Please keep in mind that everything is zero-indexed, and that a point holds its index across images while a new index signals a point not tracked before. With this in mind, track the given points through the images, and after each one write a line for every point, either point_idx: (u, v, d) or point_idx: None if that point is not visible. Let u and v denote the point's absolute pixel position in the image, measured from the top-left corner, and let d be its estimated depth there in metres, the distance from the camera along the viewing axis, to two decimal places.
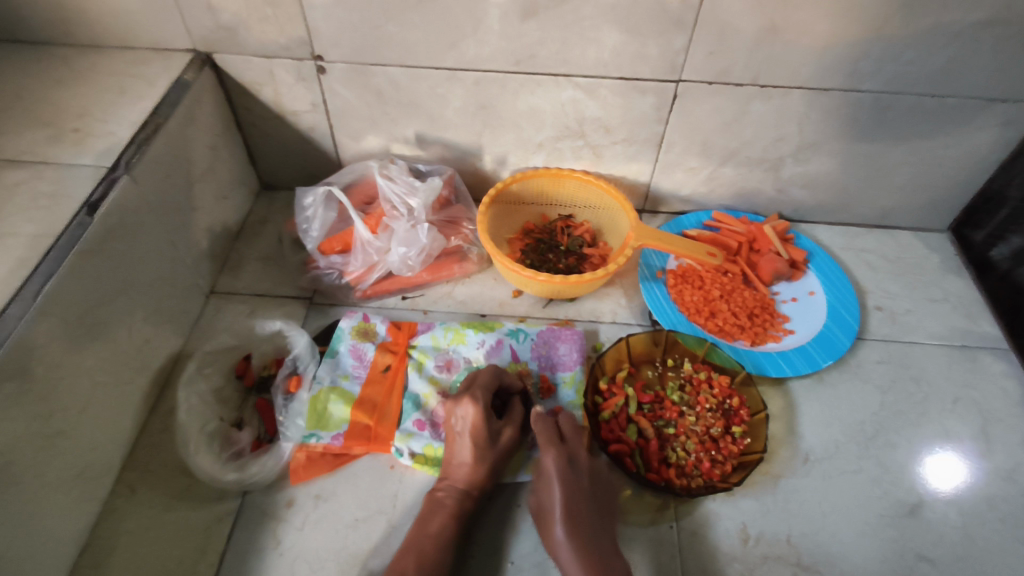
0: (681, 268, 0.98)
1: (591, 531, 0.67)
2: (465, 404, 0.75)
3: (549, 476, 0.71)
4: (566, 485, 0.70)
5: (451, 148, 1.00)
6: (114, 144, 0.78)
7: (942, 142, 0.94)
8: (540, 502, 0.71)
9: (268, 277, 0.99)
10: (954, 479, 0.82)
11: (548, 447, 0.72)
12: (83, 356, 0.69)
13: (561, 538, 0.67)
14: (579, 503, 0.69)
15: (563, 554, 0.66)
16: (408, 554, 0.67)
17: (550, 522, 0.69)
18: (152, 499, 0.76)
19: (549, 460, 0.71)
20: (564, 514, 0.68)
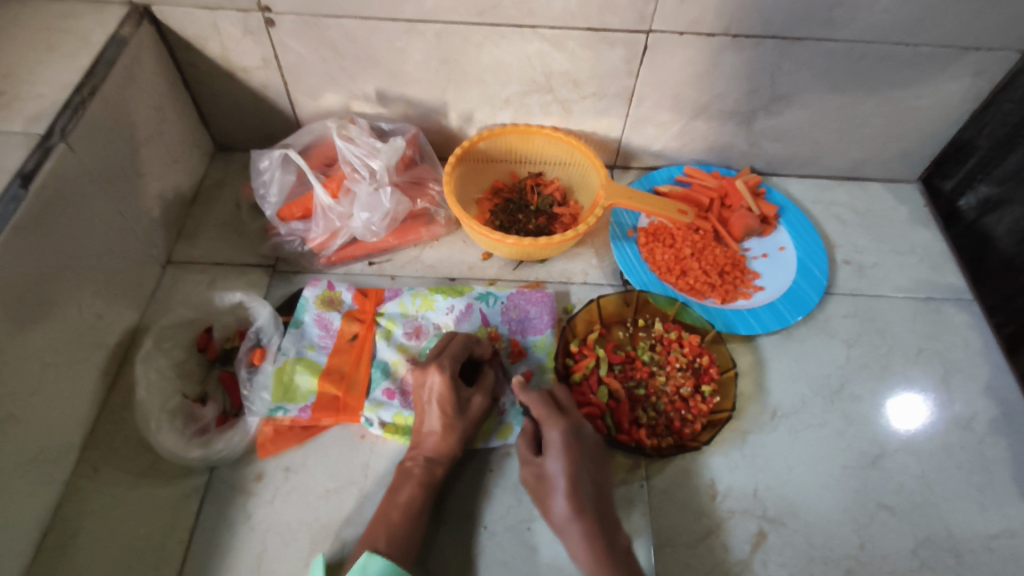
0: (653, 226, 0.96)
1: (594, 504, 0.68)
2: (432, 373, 0.74)
3: (553, 448, 0.70)
4: (571, 458, 0.69)
5: (414, 105, 0.96)
6: (45, 107, 0.72)
7: (915, 92, 0.93)
8: (542, 471, 0.71)
9: (226, 244, 0.95)
10: (911, 425, 0.84)
11: (553, 420, 0.71)
12: (27, 338, 0.66)
13: (562, 509, 0.68)
14: (583, 475, 0.69)
15: (565, 525, 0.67)
16: (379, 527, 0.67)
17: (551, 493, 0.69)
18: (116, 478, 0.75)
19: (553, 434, 0.70)
20: (568, 487, 0.68)
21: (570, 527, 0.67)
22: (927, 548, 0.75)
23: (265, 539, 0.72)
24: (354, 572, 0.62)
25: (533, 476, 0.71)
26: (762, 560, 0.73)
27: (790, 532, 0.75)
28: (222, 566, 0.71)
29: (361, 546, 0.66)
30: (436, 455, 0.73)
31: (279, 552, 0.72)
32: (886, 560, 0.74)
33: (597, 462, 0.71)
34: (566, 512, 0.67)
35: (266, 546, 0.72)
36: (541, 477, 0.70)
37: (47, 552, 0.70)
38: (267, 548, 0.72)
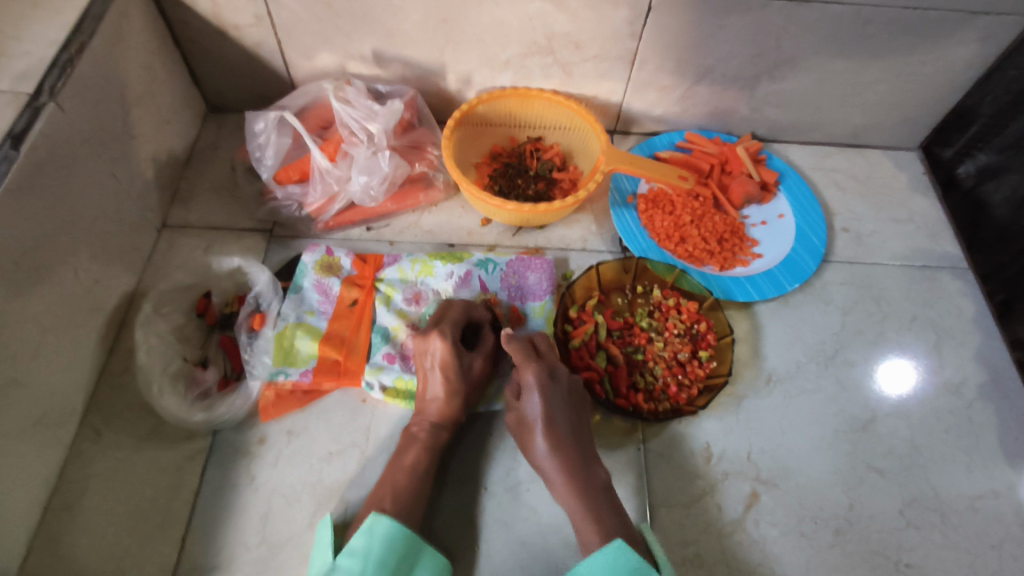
0: (652, 192, 0.96)
1: (572, 441, 0.69)
2: (433, 340, 0.74)
3: (529, 390, 0.71)
4: (546, 398, 0.70)
5: (412, 66, 0.94)
6: (32, 66, 0.70)
7: (920, 58, 0.91)
8: (521, 414, 0.72)
9: (222, 208, 0.94)
10: (902, 390, 0.86)
11: (528, 363, 0.72)
12: (25, 302, 0.66)
13: (542, 448, 0.69)
14: (560, 414, 0.70)
15: (543, 462, 0.69)
16: (383, 488, 0.68)
17: (530, 434, 0.70)
18: (119, 441, 0.76)
19: (528, 376, 0.71)
20: (543, 426, 0.69)
21: (550, 465, 0.68)
22: (914, 508, 0.78)
23: (269, 501, 0.74)
24: (361, 533, 0.64)
25: (515, 419, 0.72)
26: (754, 520, 0.76)
27: (782, 493, 0.77)
28: (228, 526, 0.72)
29: (368, 507, 0.67)
30: (438, 418, 0.74)
31: (283, 513, 0.73)
32: (873, 520, 0.77)
33: (574, 403, 0.71)
34: (545, 451, 0.68)
35: (271, 506, 0.73)
36: (522, 421, 0.72)
37: (54, 512, 0.71)
38: (271, 509, 0.73)
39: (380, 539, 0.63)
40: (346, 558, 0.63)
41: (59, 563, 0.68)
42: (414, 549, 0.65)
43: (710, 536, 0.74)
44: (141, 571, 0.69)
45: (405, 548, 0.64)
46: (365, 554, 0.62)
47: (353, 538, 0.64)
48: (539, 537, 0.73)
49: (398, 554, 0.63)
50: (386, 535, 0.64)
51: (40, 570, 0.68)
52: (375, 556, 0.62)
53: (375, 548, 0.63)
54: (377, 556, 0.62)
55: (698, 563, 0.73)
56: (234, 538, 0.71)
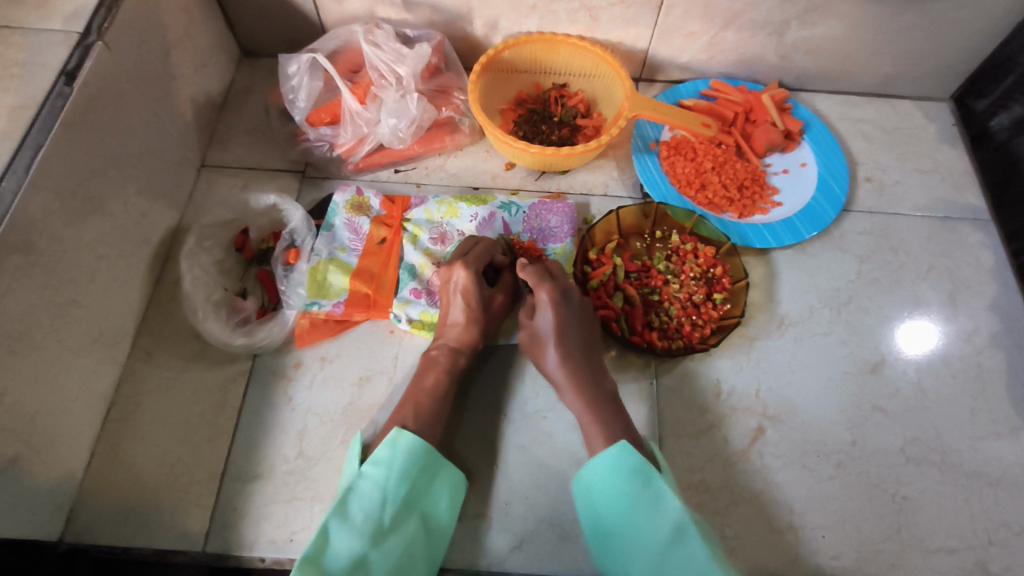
0: (675, 139, 0.97)
1: (582, 352, 0.74)
2: (458, 271, 0.78)
3: (541, 305, 0.76)
4: (558, 313, 0.75)
5: (440, 10, 0.95)
6: (81, 6, 0.73)
7: (955, 3, 0.90)
8: (534, 330, 0.76)
9: (257, 150, 0.98)
10: (925, 347, 0.87)
11: (541, 281, 0.76)
12: (82, 230, 0.71)
13: (554, 359, 0.74)
14: (571, 325, 0.75)
15: (555, 371, 0.74)
16: (405, 408, 0.73)
17: (543, 348, 0.75)
18: (169, 362, 0.82)
19: (541, 294, 0.76)
20: (556, 339, 0.74)
21: (562, 375, 0.73)
22: (915, 447, 0.81)
23: (305, 419, 0.80)
24: (385, 444, 0.69)
25: (528, 335, 0.77)
26: (759, 452, 0.79)
27: (787, 429, 0.81)
28: (268, 440, 0.78)
29: (391, 423, 0.72)
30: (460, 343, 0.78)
31: (318, 431, 0.79)
32: (875, 456, 0.80)
33: (583, 317, 0.76)
34: (556, 362, 0.74)
35: (306, 424, 0.79)
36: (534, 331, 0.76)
37: (112, 423, 0.78)
38: (307, 426, 0.79)
39: (404, 452, 0.68)
40: (371, 466, 0.68)
41: (119, 467, 0.76)
42: (434, 463, 0.70)
43: (715, 465, 0.78)
44: (192, 477, 0.76)
45: (425, 461, 0.69)
46: (389, 464, 0.68)
47: (378, 448, 0.69)
48: (554, 460, 0.78)
49: (418, 465, 0.68)
50: (409, 448, 0.69)
51: (103, 472, 0.76)
52: (397, 465, 0.68)
53: (398, 459, 0.68)
54: (400, 465, 0.68)
55: (702, 489, 0.77)
56: (273, 451, 0.78)
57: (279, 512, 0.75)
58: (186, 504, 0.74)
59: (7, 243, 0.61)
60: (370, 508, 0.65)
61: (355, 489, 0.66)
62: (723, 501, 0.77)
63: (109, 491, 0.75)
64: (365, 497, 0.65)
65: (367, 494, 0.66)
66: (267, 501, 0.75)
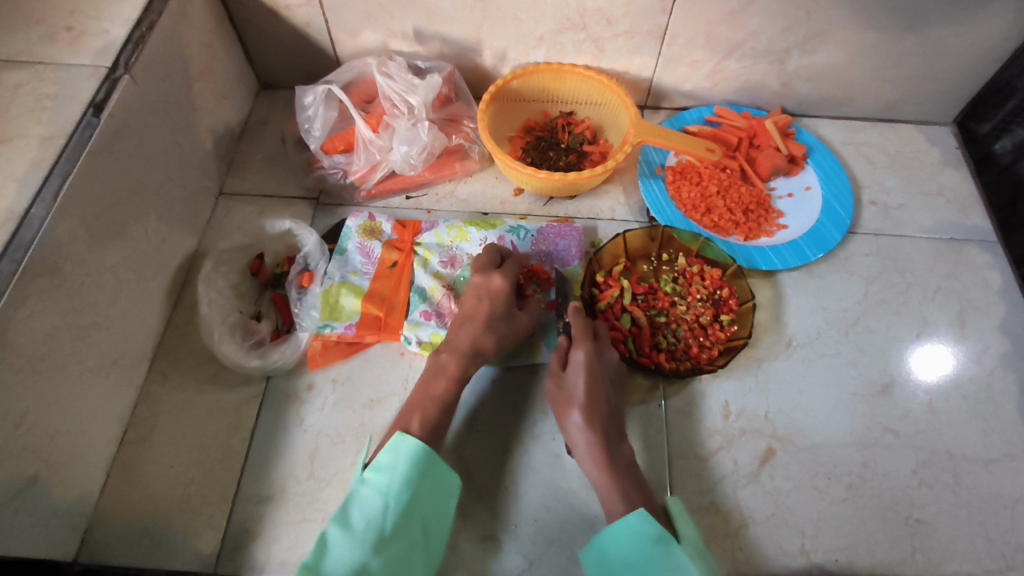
0: (680, 165, 0.99)
1: (606, 419, 0.74)
2: (495, 278, 0.81)
3: (576, 366, 0.76)
4: (591, 376, 0.75)
5: (450, 43, 0.99)
6: (109, 42, 0.77)
7: (952, 31, 0.92)
8: (562, 385, 0.77)
9: (274, 177, 1.01)
10: (938, 372, 0.87)
11: (582, 341, 0.76)
12: (105, 255, 0.73)
13: (577, 422, 0.73)
14: (600, 392, 0.75)
15: (574, 433, 0.74)
16: (414, 410, 0.74)
17: (568, 407, 0.75)
18: (185, 384, 0.84)
19: (579, 354, 0.76)
20: (585, 403, 0.74)
21: (583, 438, 0.73)
22: (928, 468, 0.80)
23: (317, 441, 0.81)
24: (388, 449, 0.70)
25: (555, 386, 0.77)
26: (769, 474, 0.79)
27: (797, 451, 0.81)
28: (281, 462, 0.79)
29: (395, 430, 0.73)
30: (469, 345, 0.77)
31: (329, 452, 0.80)
32: (885, 477, 0.80)
33: (614, 381, 0.76)
34: (580, 424, 0.73)
35: (318, 446, 0.80)
36: (562, 387, 0.76)
37: (128, 444, 0.80)
38: (318, 448, 0.80)
39: (405, 456, 0.69)
40: (373, 472, 0.68)
41: (134, 487, 0.77)
42: (437, 467, 0.70)
43: (724, 487, 0.78)
44: (205, 498, 0.77)
45: (427, 466, 0.69)
46: (391, 469, 0.68)
47: (381, 454, 0.70)
48: (564, 481, 0.78)
49: (421, 470, 0.69)
50: (410, 453, 0.69)
51: (119, 492, 0.77)
52: (398, 470, 0.68)
53: (400, 464, 0.69)
54: (402, 471, 0.68)
55: (712, 511, 0.77)
56: (285, 471, 0.79)
57: (289, 533, 0.75)
58: (198, 524, 0.75)
59: (34, 266, 0.63)
60: (370, 515, 0.65)
61: (357, 495, 0.67)
62: (734, 524, 0.76)
63: (123, 512, 0.76)
64: (366, 505, 0.66)
65: (368, 501, 0.66)
66: (278, 522, 0.76)
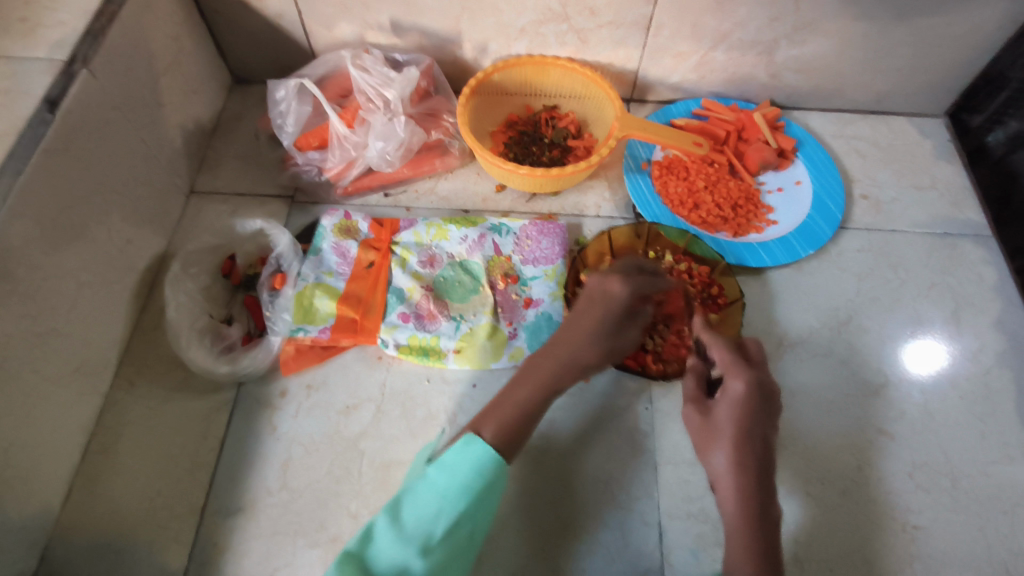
0: (667, 159, 0.96)
1: (759, 463, 0.63)
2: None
3: (728, 399, 0.67)
4: (745, 412, 0.65)
5: (429, 35, 0.95)
6: (68, 34, 0.73)
7: (945, 19, 0.89)
8: (710, 414, 0.68)
9: (247, 175, 0.98)
10: (932, 370, 0.84)
11: (738, 369, 0.67)
12: (63, 258, 0.70)
13: (721, 463, 0.64)
14: (753, 433, 0.64)
15: (719, 477, 0.64)
16: None
17: (712, 442, 0.66)
18: (151, 392, 0.80)
19: (734, 385, 0.66)
20: (732, 445, 0.64)
21: (726, 483, 0.64)
22: (923, 471, 0.78)
23: (289, 449, 0.77)
24: (455, 450, 0.65)
25: (698, 414, 0.69)
26: None
27: (788, 454, 0.78)
28: (252, 472, 0.76)
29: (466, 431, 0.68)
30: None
31: (303, 461, 0.77)
32: (880, 481, 0.77)
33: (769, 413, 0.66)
34: (725, 465, 0.64)
35: (291, 455, 0.77)
36: (710, 421, 0.67)
37: (92, 455, 0.76)
38: (291, 456, 0.77)
39: (470, 462, 0.63)
40: (435, 470, 0.64)
41: (98, 500, 0.74)
42: (500, 478, 0.64)
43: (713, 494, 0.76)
44: (172, 511, 0.73)
45: (490, 477, 0.63)
46: (452, 470, 0.63)
47: (447, 452, 0.65)
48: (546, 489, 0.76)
49: (483, 480, 0.63)
50: (479, 457, 0.64)
51: (82, 506, 0.73)
52: (459, 473, 0.63)
53: (463, 468, 0.63)
54: (464, 475, 0.63)
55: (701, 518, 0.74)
56: (256, 482, 0.75)
57: (260, 547, 0.72)
58: (165, 539, 0.72)
59: None
60: (423, 518, 0.61)
61: (413, 492, 0.63)
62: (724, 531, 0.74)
63: (86, 526, 0.72)
64: (420, 505, 0.62)
65: (421, 501, 0.62)
66: (249, 535, 0.73)
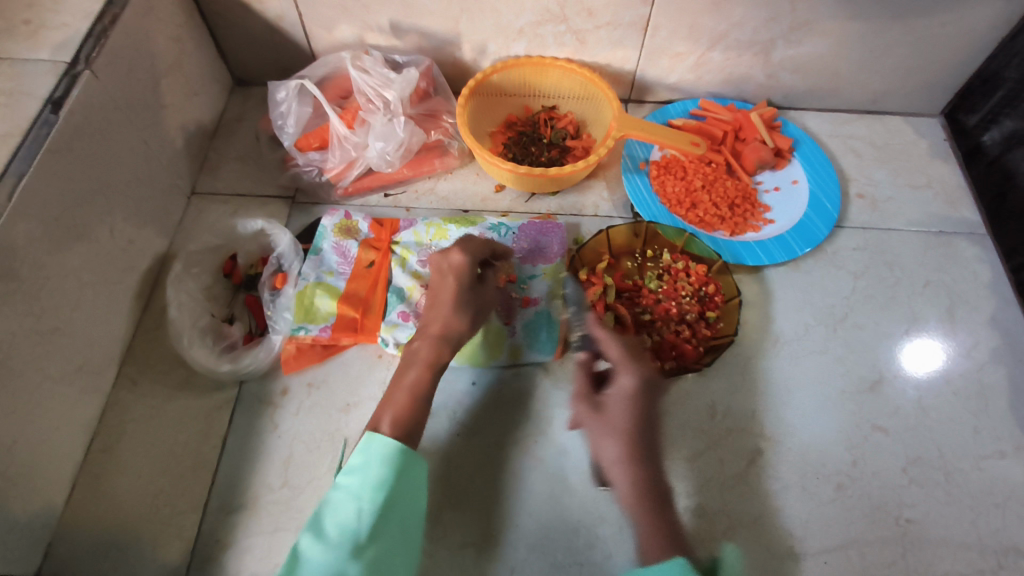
0: (665, 159, 0.97)
1: (647, 453, 0.71)
2: (452, 253, 0.79)
3: (621, 394, 0.74)
4: (644, 406, 0.73)
5: (428, 36, 0.96)
6: (70, 36, 0.74)
7: (939, 20, 0.90)
8: (602, 407, 0.75)
9: (248, 175, 0.98)
10: (927, 366, 0.85)
11: (627, 365, 0.75)
12: (66, 257, 0.70)
13: (613, 454, 0.71)
14: (643, 424, 0.73)
15: (611, 467, 0.71)
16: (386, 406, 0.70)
17: (607, 434, 0.73)
18: (153, 390, 0.81)
19: (626, 381, 0.74)
20: (626, 435, 0.71)
21: (615, 471, 0.71)
22: (918, 467, 0.79)
23: (290, 447, 0.78)
24: (359, 451, 0.65)
25: (594, 408, 0.76)
26: (756, 475, 0.77)
27: (785, 450, 0.79)
28: (254, 469, 0.77)
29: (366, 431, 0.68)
30: (444, 336, 0.75)
31: (304, 459, 0.78)
32: (875, 476, 0.78)
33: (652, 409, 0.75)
34: (617, 456, 0.71)
35: (292, 452, 0.78)
36: (604, 413, 0.74)
37: (95, 453, 0.77)
38: (292, 454, 0.78)
39: (377, 457, 0.64)
40: (345, 476, 0.63)
41: (101, 498, 0.74)
42: (411, 467, 0.65)
43: (710, 489, 0.76)
44: (174, 508, 0.74)
45: (401, 466, 0.65)
46: (364, 471, 0.63)
47: (351, 457, 0.65)
48: (545, 485, 0.76)
49: (395, 471, 0.64)
50: (383, 451, 0.65)
51: (85, 503, 0.74)
52: (372, 471, 0.63)
53: (373, 465, 0.64)
54: (376, 472, 0.63)
55: (698, 513, 0.75)
56: (258, 479, 0.76)
57: (262, 543, 0.73)
58: (167, 536, 0.73)
59: None
60: (345, 522, 0.60)
61: (330, 501, 0.62)
62: (720, 526, 0.74)
63: (90, 523, 0.73)
64: (340, 509, 0.61)
65: (342, 506, 0.61)
66: (250, 533, 0.73)
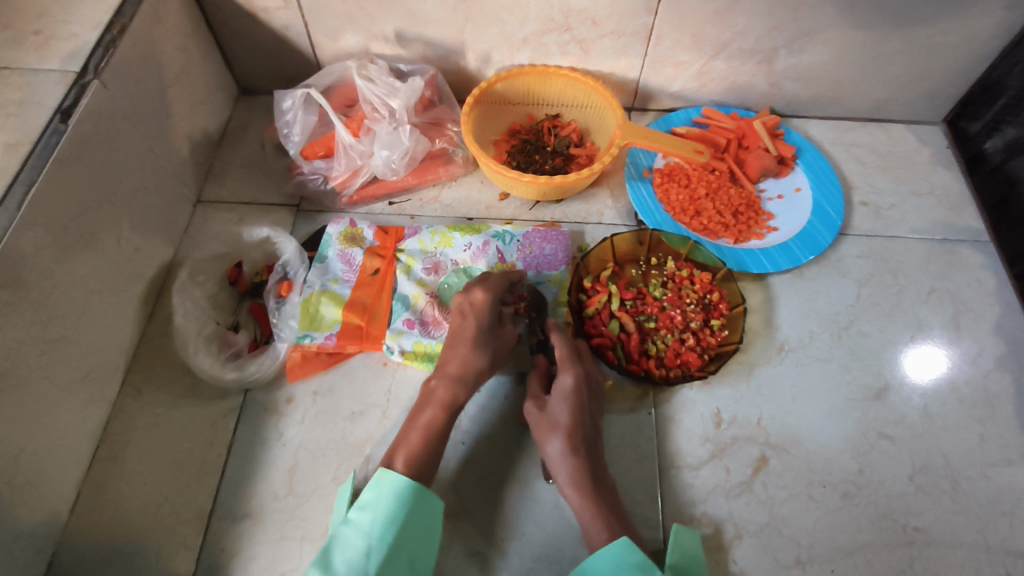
0: (669, 167, 0.97)
1: (589, 447, 0.71)
2: (475, 293, 0.78)
3: (560, 393, 0.73)
4: (576, 405, 0.73)
5: (432, 45, 0.97)
6: (79, 46, 0.74)
7: (941, 29, 0.91)
8: (544, 407, 0.74)
9: (253, 183, 0.99)
10: (932, 373, 0.85)
11: (569, 364, 0.74)
12: (73, 266, 0.71)
13: (557, 451, 0.71)
14: (585, 422, 0.72)
15: (557, 464, 0.71)
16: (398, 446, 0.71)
17: (550, 432, 0.72)
18: (159, 398, 0.81)
19: (565, 379, 0.73)
20: (568, 434, 0.71)
21: (563, 468, 0.70)
22: (925, 475, 0.78)
23: (295, 455, 0.78)
24: (371, 487, 0.68)
25: (536, 409, 0.74)
26: (762, 483, 0.77)
27: (791, 458, 0.79)
28: (259, 477, 0.77)
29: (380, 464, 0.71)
30: (463, 375, 0.74)
31: (309, 467, 0.77)
32: (882, 484, 0.78)
33: (595, 404, 0.75)
34: (561, 451, 0.71)
35: (297, 460, 0.78)
36: (545, 413, 0.74)
37: (100, 461, 0.77)
38: (297, 463, 0.78)
39: (389, 495, 0.67)
40: (357, 513, 0.67)
41: (105, 506, 0.74)
42: (423, 504, 0.68)
43: (715, 497, 0.76)
44: (179, 516, 0.74)
45: (413, 503, 0.67)
46: (375, 507, 0.67)
47: (363, 493, 0.68)
48: (550, 494, 0.76)
49: (406, 509, 0.67)
50: (394, 489, 0.67)
51: (90, 512, 0.74)
52: (382, 509, 0.66)
53: (384, 502, 0.67)
54: (386, 509, 0.66)
55: (704, 522, 0.75)
56: (263, 487, 0.76)
57: (268, 552, 0.73)
58: (173, 544, 0.72)
59: None
60: (353, 558, 0.63)
61: (340, 538, 0.65)
62: (727, 535, 0.74)
63: (95, 531, 0.73)
64: (349, 547, 0.64)
65: (350, 542, 0.64)
66: (255, 541, 0.73)
